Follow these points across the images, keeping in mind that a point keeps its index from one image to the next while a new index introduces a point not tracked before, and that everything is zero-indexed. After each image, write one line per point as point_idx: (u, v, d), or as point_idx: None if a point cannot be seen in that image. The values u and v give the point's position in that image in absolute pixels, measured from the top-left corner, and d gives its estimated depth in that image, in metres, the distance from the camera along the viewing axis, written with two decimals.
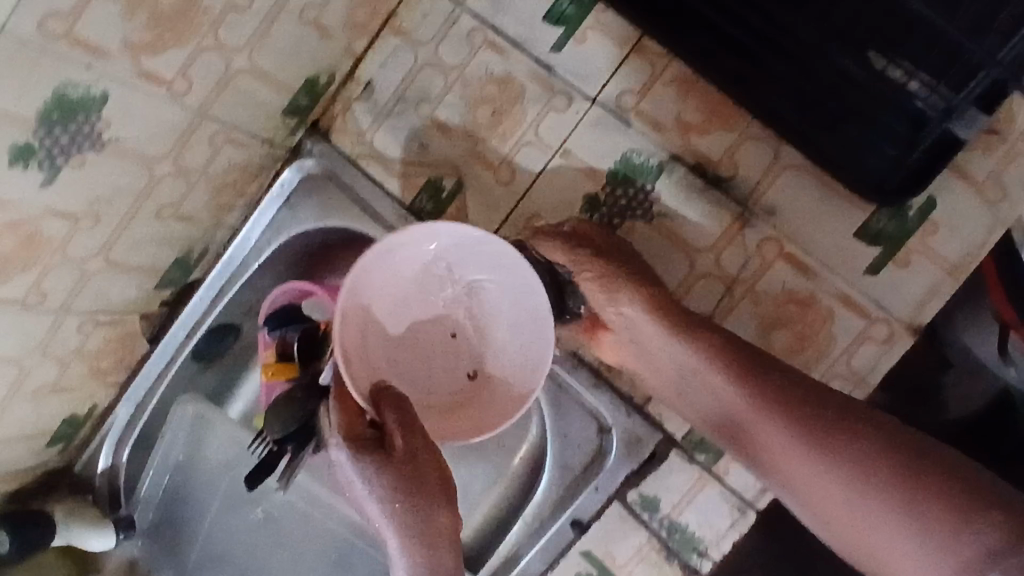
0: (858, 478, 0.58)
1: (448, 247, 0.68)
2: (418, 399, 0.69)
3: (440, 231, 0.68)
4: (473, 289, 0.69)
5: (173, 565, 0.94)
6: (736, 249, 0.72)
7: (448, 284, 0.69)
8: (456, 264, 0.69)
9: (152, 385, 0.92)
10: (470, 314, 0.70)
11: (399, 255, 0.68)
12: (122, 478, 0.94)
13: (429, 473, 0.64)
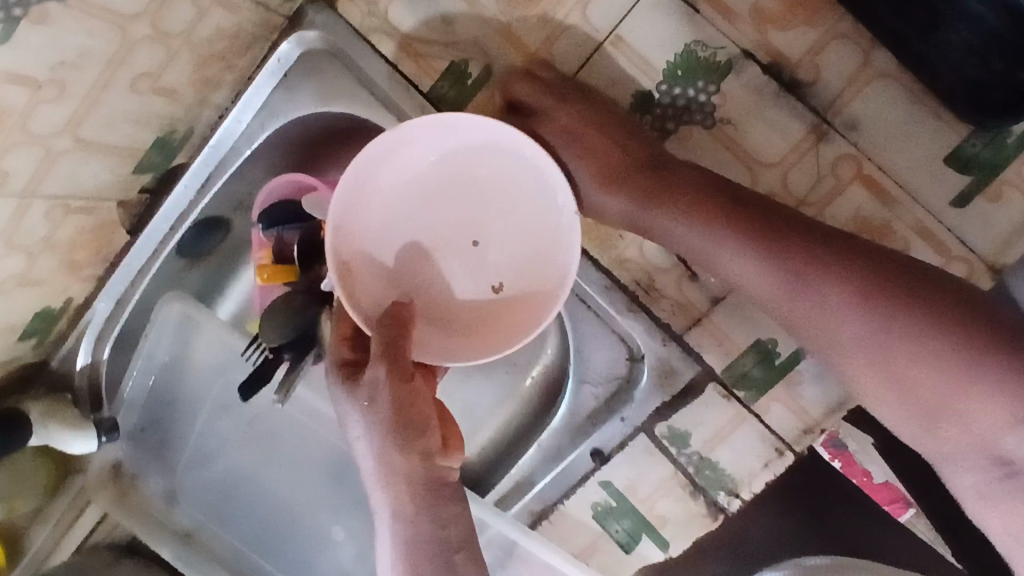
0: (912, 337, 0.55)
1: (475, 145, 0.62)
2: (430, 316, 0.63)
3: (458, 127, 0.61)
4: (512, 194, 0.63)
5: (161, 468, 0.87)
6: (808, 167, 0.63)
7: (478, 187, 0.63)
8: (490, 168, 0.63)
9: (134, 280, 0.83)
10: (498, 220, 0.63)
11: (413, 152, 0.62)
12: (104, 374, 0.87)
13: (403, 420, 0.57)
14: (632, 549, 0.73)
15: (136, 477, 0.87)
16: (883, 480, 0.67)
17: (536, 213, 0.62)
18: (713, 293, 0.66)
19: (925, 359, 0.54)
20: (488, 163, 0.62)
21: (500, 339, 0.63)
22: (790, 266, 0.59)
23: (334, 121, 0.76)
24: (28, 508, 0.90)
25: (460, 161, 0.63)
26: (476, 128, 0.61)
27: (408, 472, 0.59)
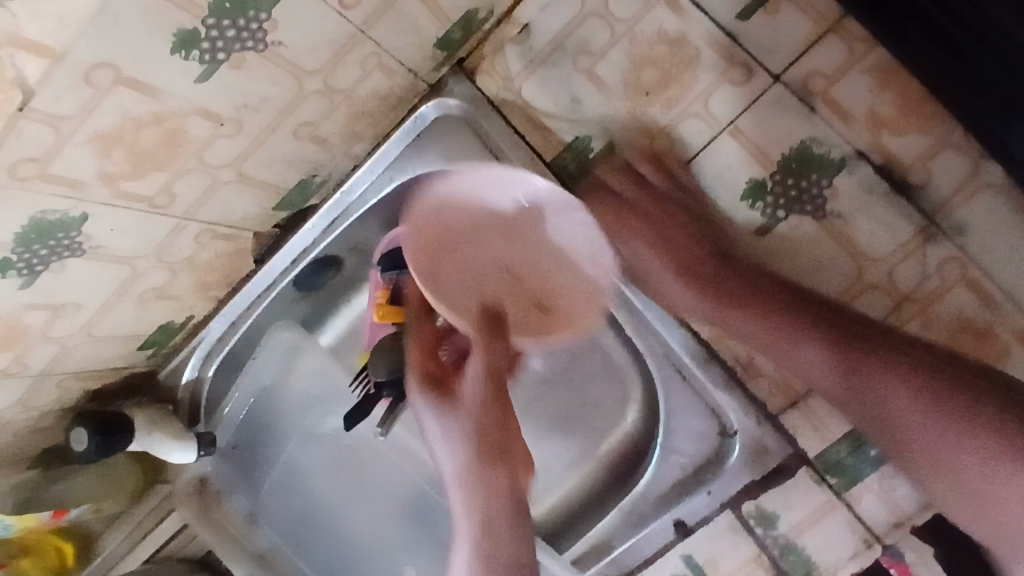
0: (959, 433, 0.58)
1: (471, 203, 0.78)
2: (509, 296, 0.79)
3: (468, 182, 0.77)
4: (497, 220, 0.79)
5: (246, 487, 0.93)
6: (913, 265, 0.66)
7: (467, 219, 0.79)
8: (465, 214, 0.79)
9: (248, 307, 0.89)
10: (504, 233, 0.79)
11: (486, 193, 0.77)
12: (206, 390, 0.93)
13: (485, 424, 0.68)
14: None
15: (220, 493, 0.93)
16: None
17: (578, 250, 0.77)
18: (811, 378, 0.67)
19: (939, 426, 0.59)
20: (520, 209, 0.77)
21: (561, 330, 0.79)
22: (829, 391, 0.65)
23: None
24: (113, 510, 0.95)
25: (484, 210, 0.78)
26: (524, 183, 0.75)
27: (487, 470, 0.67)
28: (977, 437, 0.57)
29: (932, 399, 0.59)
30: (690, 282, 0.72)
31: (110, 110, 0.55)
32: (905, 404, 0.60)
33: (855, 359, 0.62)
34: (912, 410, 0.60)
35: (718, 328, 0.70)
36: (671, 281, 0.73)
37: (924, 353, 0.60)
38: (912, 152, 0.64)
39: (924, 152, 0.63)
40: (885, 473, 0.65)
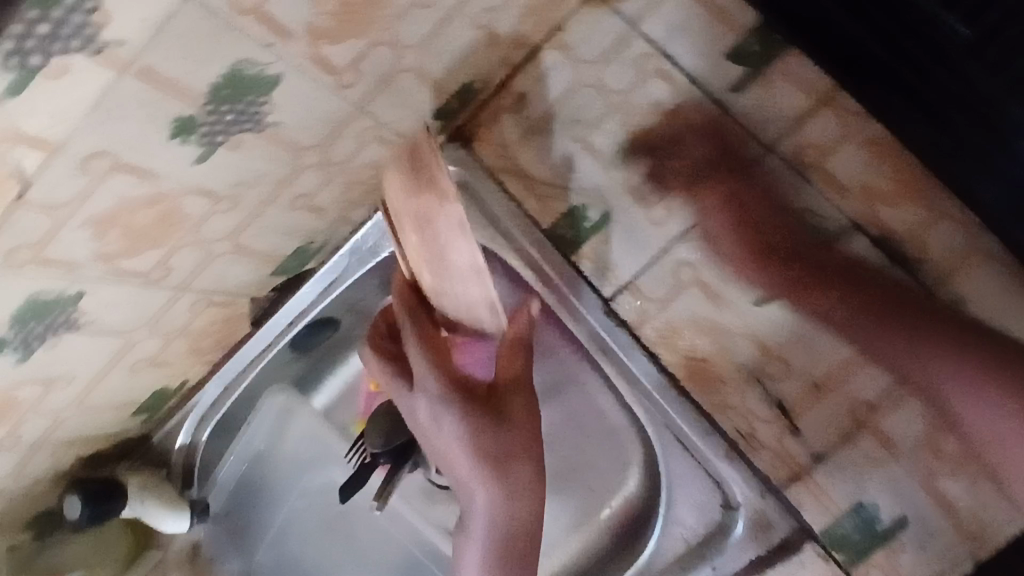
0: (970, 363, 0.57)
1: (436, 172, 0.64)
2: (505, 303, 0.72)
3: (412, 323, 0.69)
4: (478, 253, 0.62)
5: (239, 554, 0.94)
6: None
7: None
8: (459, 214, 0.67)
9: (244, 371, 0.89)
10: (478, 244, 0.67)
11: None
12: (198, 455, 0.91)
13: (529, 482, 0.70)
14: None
15: (214, 558, 0.95)
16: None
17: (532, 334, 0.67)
18: (815, 450, 0.66)
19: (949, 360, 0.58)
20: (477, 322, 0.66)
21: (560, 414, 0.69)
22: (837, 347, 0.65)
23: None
24: None
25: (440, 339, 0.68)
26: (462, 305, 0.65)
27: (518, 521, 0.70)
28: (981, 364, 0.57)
29: (983, 378, 0.57)
30: (689, 351, 0.71)
31: (106, 195, 0.55)
32: (943, 369, 0.58)
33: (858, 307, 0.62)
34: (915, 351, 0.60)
35: (718, 396, 0.70)
36: (670, 349, 0.72)
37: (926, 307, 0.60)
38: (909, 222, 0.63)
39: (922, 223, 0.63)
40: (891, 549, 0.65)
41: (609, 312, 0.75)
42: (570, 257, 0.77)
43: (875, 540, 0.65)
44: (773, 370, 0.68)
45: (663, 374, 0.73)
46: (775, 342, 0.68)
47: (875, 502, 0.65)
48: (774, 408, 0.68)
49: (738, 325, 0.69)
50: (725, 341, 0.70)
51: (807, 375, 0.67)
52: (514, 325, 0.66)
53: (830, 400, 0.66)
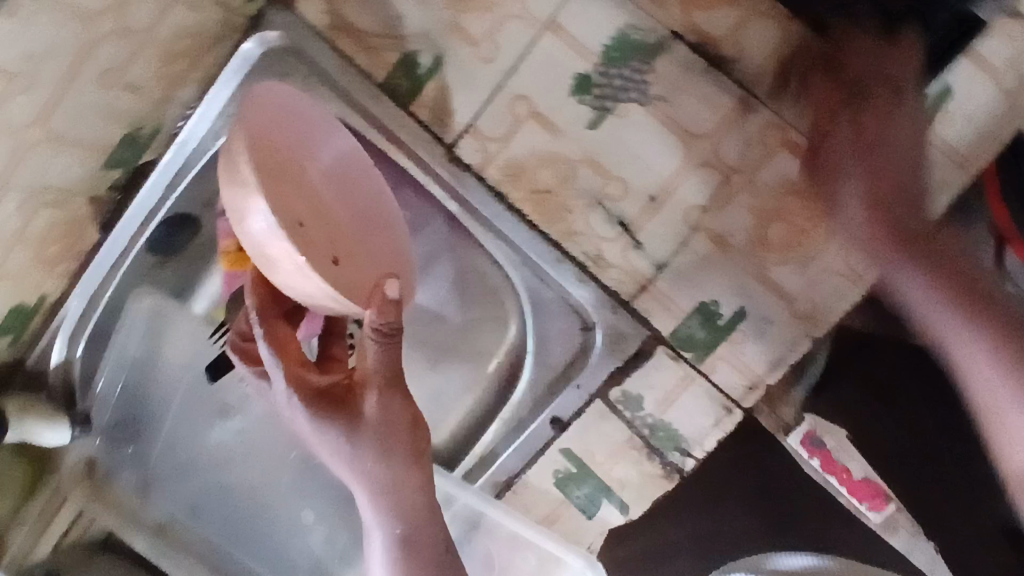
0: (1007, 341, 0.56)
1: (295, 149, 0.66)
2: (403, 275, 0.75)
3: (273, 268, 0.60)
4: (317, 243, 0.62)
5: (134, 462, 0.89)
6: (737, 137, 0.67)
7: (359, 194, 0.72)
8: (337, 194, 0.70)
9: (105, 277, 0.86)
10: (353, 218, 0.71)
11: (334, 142, 0.70)
12: (77, 372, 0.89)
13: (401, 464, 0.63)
14: (593, 512, 0.77)
15: (109, 473, 0.89)
16: (866, 476, 0.71)
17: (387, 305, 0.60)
18: (656, 259, 0.70)
19: (988, 355, 0.56)
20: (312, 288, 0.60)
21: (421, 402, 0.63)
22: (941, 268, 0.59)
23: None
24: None
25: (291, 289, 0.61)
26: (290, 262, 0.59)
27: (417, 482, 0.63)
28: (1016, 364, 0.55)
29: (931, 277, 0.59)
30: (533, 186, 0.72)
31: None
32: (913, 275, 0.60)
33: (946, 272, 0.59)
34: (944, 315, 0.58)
35: (566, 225, 0.71)
36: (516, 187, 0.73)
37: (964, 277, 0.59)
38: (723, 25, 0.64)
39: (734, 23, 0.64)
40: (732, 340, 0.69)
41: (454, 159, 0.74)
42: (407, 109, 0.75)
43: (717, 336, 0.70)
44: (612, 191, 0.70)
45: (513, 213, 0.74)
46: (612, 162, 0.69)
47: (716, 298, 0.69)
48: (616, 227, 0.70)
49: (576, 151, 0.70)
50: (564, 169, 0.71)
51: (643, 191, 0.69)
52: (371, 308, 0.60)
53: (661, 214, 0.69)
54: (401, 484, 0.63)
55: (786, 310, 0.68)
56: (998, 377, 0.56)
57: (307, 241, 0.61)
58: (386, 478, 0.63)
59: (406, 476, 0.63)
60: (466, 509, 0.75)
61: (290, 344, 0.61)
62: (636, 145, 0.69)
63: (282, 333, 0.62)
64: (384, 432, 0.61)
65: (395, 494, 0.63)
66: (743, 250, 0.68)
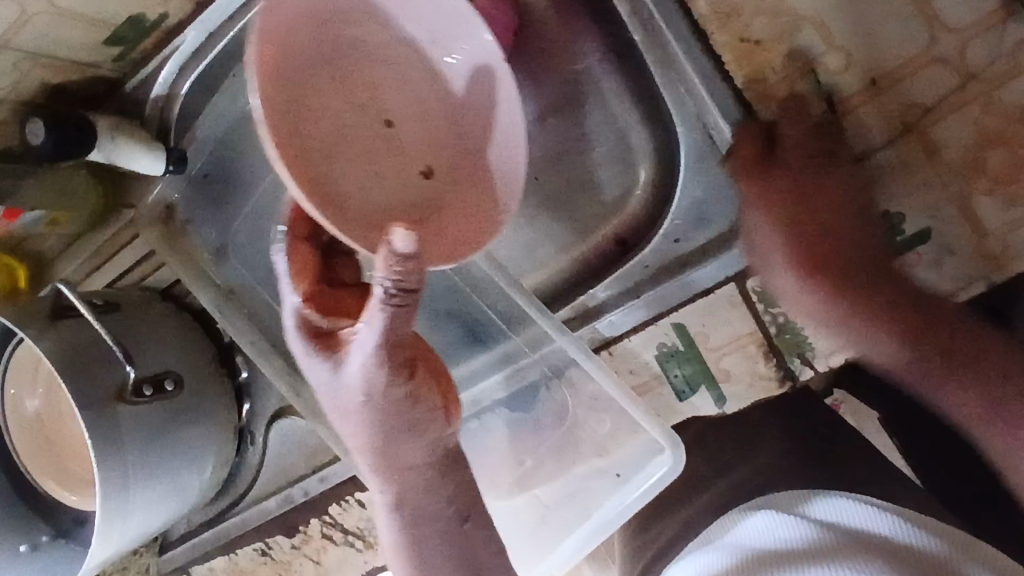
0: (952, 372, 0.52)
1: (348, 21, 0.62)
2: (418, 206, 0.68)
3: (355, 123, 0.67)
4: (333, 125, 0.65)
5: (215, 220, 0.87)
6: (990, 40, 0.58)
7: (428, 88, 0.66)
8: (397, 81, 0.66)
9: (233, 18, 0.78)
10: (413, 114, 0.67)
11: (418, 25, 0.63)
12: (178, 107, 0.82)
13: (414, 458, 0.54)
14: (686, 397, 0.72)
15: (188, 224, 0.87)
16: None
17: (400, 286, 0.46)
18: (857, 150, 0.63)
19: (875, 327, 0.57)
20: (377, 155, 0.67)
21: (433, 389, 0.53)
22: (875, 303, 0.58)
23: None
24: (71, 230, 0.86)
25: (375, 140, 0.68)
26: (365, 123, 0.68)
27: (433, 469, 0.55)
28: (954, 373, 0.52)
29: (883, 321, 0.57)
30: (744, 36, 0.63)
31: None
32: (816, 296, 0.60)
33: (870, 296, 0.58)
34: (846, 318, 0.59)
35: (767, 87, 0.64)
36: (722, 30, 0.64)
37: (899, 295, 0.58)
38: None
39: None
40: (910, 260, 0.64)
41: None
42: None
43: (891, 249, 0.64)
44: (831, 63, 0.62)
45: (709, 60, 0.65)
46: (842, 29, 0.61)
47: (903, 212, 0.63)
48: (820, 104, 0.63)
49: (806, 5, 0.61)
50: (787, 26, 0.62)
51: (864, 73, 0.61)
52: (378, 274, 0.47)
53: (875, 103, 0.62)
54: (399, 448, 0.54)
55: (973, 245, 0.62)
56: (945, 380, 0.52)
57: (340, 128, 0.66)
58: (380, 436, 0.53)
59: (403, 441, 0.53)
60: (559, 351, 0.72)
61: (303, 271, 0.59)
62: (874, 19, 0.60)
63: (299, 256, 0.59)
64: (374, 402, 0.51)
65: (386, 453, 0.54)
66: (954, 167, 0.61)
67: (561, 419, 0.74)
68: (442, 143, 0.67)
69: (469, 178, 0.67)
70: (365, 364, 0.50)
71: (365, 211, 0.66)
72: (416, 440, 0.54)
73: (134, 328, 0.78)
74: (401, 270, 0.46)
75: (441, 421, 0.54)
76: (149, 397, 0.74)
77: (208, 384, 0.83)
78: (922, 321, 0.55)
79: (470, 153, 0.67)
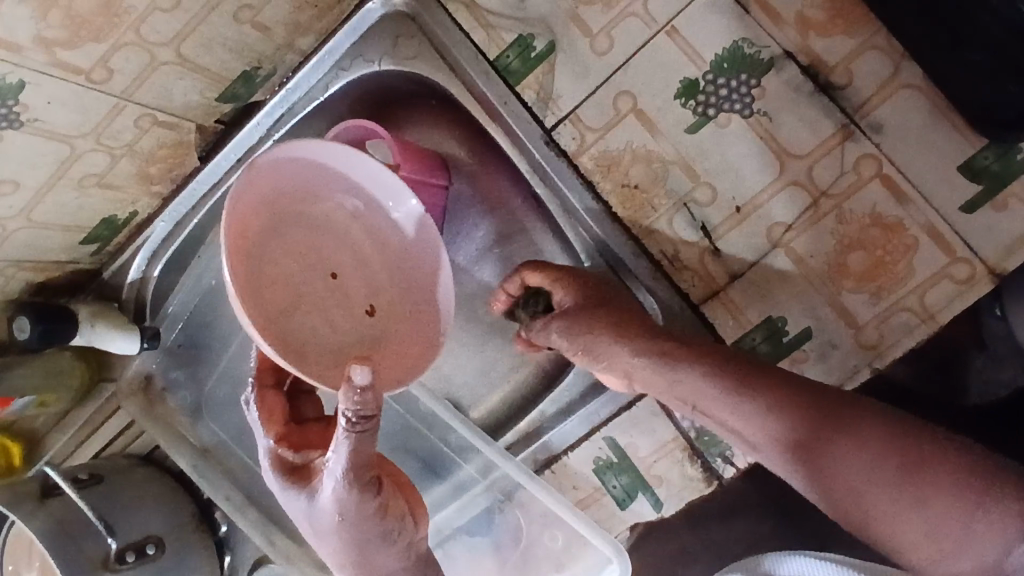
0: (906, 463, 0.45)
1: (305, 186, 0.70)
2: (368, 345, 0.71)
3: (303, 277, 0.71)
4: (286, 287, 0.70)
5: (190, 384, 0.94)
6: (832, 161, 0.68)
7: (367, 238, 0.72)
8: (338, 239, 0.73)
9: (196, 205, 0.89)
10: (355, 261, 0.73)
11: (362, 186, 0.70)
12: (151, 289, 0.92)
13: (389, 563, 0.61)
14: (627, 505, 0.77)
15: (165, 390, 0.94)
16: None
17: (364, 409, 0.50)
18: (734, 270, 0.71)
19: (873, 480, 0.46)
20: (323, 304, 0.72)
21: (399, 499, 0.61)
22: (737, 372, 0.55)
23: (401, 83, 0.87)
24: (59, 409, 0.93)
25: (319, 291, 0.72)
26: (312, 274, 0.72)
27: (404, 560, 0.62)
28: (951, 502, 0.43)
29: (769, 397, 0.52)
30: (624, 180, 0.74)
31: None
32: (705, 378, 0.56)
33: (800, 410, 0.50)
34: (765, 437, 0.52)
35: (650, 219, 0.73)
36: (605, 178, 0.75)
37: (745, 359, 0.56)
38: (816, 62, 0.68)
39: (840, 60, 0.67)
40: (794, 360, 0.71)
41: (550, 143, 0.77)
42: (514, 88, 0.78)
43: (782, 351, 0.72)
44: (701, 196, 0.72)
45: (597, 202, 0.76)
46: (704, 166, 0.71)
47: (785, 315, 0.71)
48: (698, 232, 0.72)
49: (671, 152, 0.72)
50: (658, 169, 0.73)
51: (730, 202, 0.71)
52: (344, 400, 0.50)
53: (744, 226, 0.71)
54: (377, 556, 0.60)
55: (852, 336, 0.70)
56: (859, 455, 0.47)
57: (293, 289, 0.71)
58: (359, 552, 0.60)
59: (378, 551, 0.60)
60: (505, 476, 0.78)
61: (274, 414, 0.63)
62: (729, 156, 0.71)
63: (269, 399, 0.64)
64: (349, 519, 0.57)
65: (366, 564, 0.61)
66: (822, 273, 0.69)
67: (518, 538, 0.79)
68: (384, 284, 0.73)
69: (410, 315, 0.72)
70: (341, 488, 0.55)
71: (326, 358, 0.69)
72: (391, 547, 0.60)
73: (115, 497, 0.84)
74: (359, 400, 0.50)
75: (411, 526, 0.62)
76: (133, 562, 0.79)
77: (192, 539, 0.88)
78: (844, 416, 0.48)
79: (412, 289, 0.72)
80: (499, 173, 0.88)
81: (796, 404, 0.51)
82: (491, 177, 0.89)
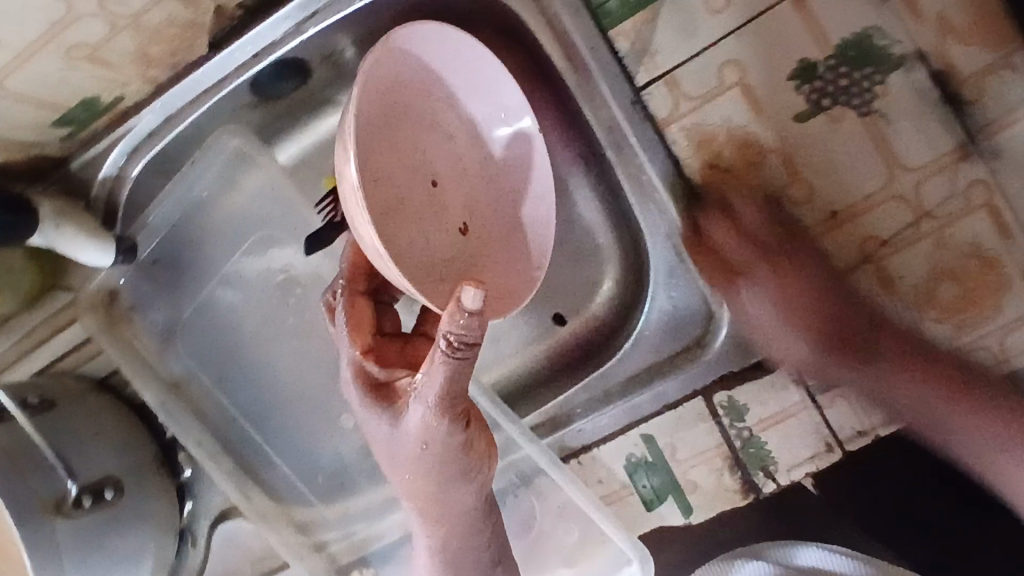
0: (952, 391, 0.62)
1: (425, 81, 0.62)
2: (459, 266, 0.63)
3: (403, 182, 0.62)
4: (386, 189, 0.61)
5: (164, 306, 0.82)
6: (945, 182, 0.62)
7: (472, 151, 0.64)
8: (445, 144, 0.64)
9: (196, 102, 0.74)
10: (457, 172, 0.64)
11: (484, 94, 0.63)
12: (128, 189, 0.76)
13: (463, 503, 0.58)
14: (654, 507, 0.75)
15: (133, 310, 0.81)
16: None
17: (465, 330, 0.46)
18: (813, 278, 0.66)
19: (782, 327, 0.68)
20: (419, 214, 0.63)
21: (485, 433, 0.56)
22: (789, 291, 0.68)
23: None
24: (0, 313, 0.78)
25: (419, 202, 0.63)
26: (415, 177, 0.63)
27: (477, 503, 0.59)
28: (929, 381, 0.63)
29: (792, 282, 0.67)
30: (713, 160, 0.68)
31: None
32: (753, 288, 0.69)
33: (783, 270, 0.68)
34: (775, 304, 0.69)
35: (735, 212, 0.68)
36: (695, 155, 0.68)
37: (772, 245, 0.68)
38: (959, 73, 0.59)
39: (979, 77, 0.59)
40: (859, 383, 0.67)
41: (639, 104, 0.68)
42: (605, 33, 0.67)
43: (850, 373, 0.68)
44: (795, 194, 0.66)
45: (679, 180, 0.70)
46: (805, 163, 0.65)
47: None
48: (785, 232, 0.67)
49: (773, 140, 0.65)
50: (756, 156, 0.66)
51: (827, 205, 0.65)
52: (445, 318, 0.46)
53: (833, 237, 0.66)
54: (455, 494, 0.57)
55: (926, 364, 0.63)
56: (915, 381, 0.63)
57: (392, 191, 0.62)
58: (436, 488, 0.56)
59: (456, 488, 0.57)
60: (525, 459, 0.72)
61: (364, 321, 0.58)
62: (835, 156, 0.64)
63: (361, 309, 0.59)
64: (434, 452, 0.53)
65: (437, 502, 0.58)
66: (908, 297, 0.65)
67: (528, 526, 0.73)
68: (483, 201, 0.64)
69: (507, 241, 0.64)
70: (431, 417, 0.51)
71: (420, 271, 0.61)
72: (467, 486, 0.57)
73: (68, 430, 0.72)
74: (463, 324, 0.46)
75: (489, 470, 0.57)
76: (91, 507, 0.69)
77: (153, 482, 0.77)
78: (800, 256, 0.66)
79: (513, 210, 0.64)
80: (542, 116, 0.79)
81: (843, 350, 0.67)
82: (532, 116, 0.79)
